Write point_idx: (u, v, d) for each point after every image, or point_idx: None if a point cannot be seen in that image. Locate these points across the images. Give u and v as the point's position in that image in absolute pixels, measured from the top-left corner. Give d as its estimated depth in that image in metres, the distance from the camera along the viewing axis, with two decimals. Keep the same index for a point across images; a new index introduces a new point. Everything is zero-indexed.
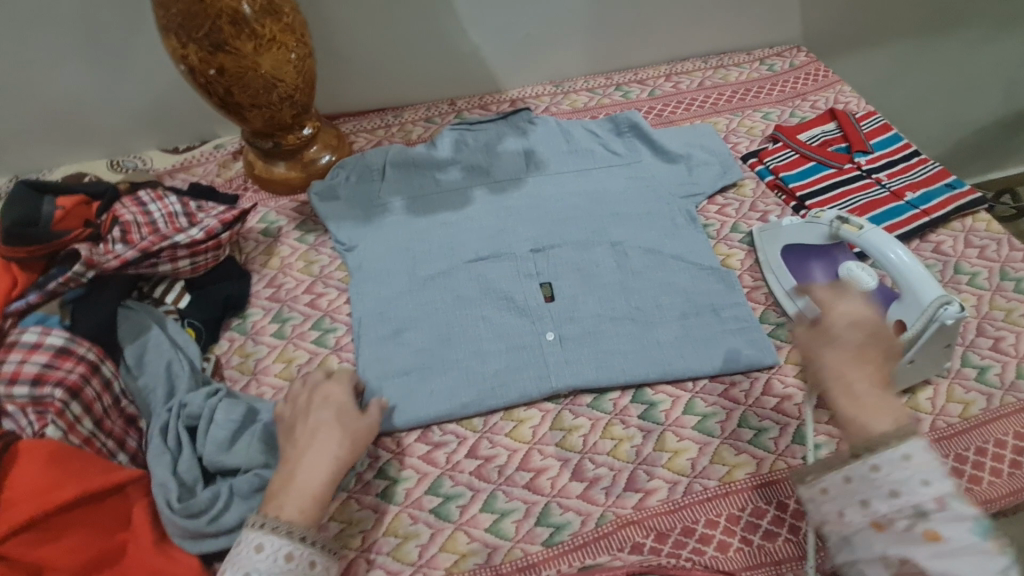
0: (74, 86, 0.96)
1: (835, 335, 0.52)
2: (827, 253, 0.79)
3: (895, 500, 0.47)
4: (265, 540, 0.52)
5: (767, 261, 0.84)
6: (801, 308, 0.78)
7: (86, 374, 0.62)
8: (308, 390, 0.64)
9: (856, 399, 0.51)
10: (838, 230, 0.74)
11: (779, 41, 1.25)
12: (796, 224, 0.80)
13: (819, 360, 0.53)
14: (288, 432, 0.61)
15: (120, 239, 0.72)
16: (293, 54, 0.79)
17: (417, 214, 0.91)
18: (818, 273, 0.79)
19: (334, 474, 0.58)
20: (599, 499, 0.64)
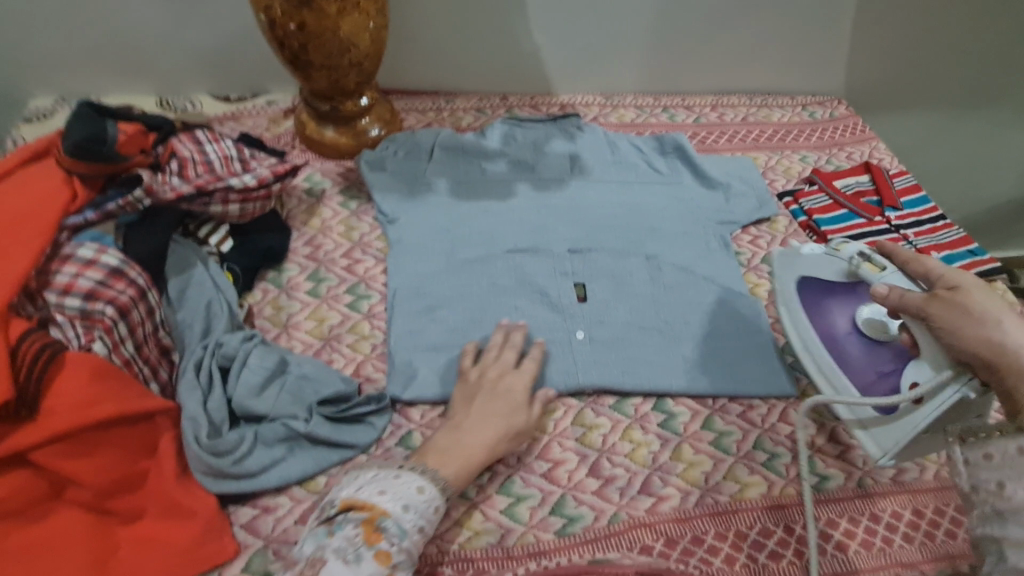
0: (141, 19, 0.97)
1: (976, 303, 0.55)
2: (848, 294, 0.74)
3: None
4: (427, 485, 0.57)
5: (780, 293, 0.78)
6: (810, 352, 0.74)
7: (135, 298, 0.63)
8: (497, 364, 0.69)
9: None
10: (855, 267, 0.69)
11: (822, 91, 1.29)
12: (816, 254, 0.74)
13: (987, 325, 0.54)
14: (469, 396, 0.67)
15: (177, 173, 0.74)
16: (372, 23, 0.81)
17: (461, 198, 0.92)
18: (836, 315, 0.74)
19: (488, 451, 0.62)
20: (614, 498, 0.65)
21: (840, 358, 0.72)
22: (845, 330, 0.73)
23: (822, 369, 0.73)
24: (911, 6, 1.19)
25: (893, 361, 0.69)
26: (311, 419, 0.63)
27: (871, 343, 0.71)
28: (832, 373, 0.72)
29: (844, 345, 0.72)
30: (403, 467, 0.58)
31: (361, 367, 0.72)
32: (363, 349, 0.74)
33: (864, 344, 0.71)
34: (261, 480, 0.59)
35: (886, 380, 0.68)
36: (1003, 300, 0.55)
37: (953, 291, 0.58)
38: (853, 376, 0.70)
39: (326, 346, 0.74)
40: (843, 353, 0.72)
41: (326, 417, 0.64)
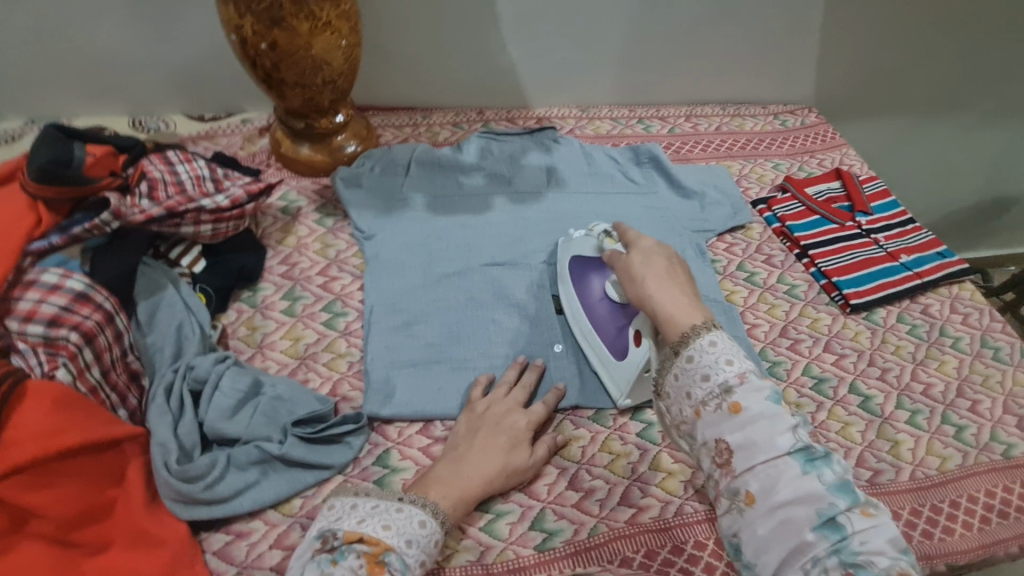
0: (112, 40, 0.96)
1: (635, 268, 0.67)
2: (600, 265, 0.78)
3: (706, 383, 0.57)
4: (428, 519, 0.57)
5: (561, 272, 0.82)
6: (575, 319, 0.78)
7: (101, 323, 0.62)
8: (505, 401, 0.69)
9: (674, 301, 0.63)
10: (600, 245, 0.79)
11: (792, 100, 1.31)
12: (580, 236, 0.82)
13: (634, 282, 0.67)
14: (474, 428, 0.66)
15: (147, 194, 0.74)
16: (344, 41, 0.82)
17: (437, 212, 0.92)
18: (593, 282, 0.77)
19: (484, 489, 0.62)
20: (593, 511, 0.65)
21: (593, 321, 0.76)
22: (599, 296, 0.76)
23: (584, 335, 0.77)
24: (876, 17, 1.22)
25: (630, 318, 0.73)
26: (285, 441, 0.62)
27: (617, 305, 0.74)
28: (587, 334, 0.76)
29: (597, 308, 0.76)
30: (404, 500, 0.58)
31: (337, 386, 0.72)
32: (339, 367, 0.73)
33: (611, 305, 0.75)
34: (234, 505, 0.58)
35: (624, 338, 0.73)
36: (654, 258, 0.68)
37: (625, 258, 0.69)
38: (603, 338, 0.75)
39: (301, 365, 0.73)
40: (596, 316, 0.76)
41: (301, 438, 0.63)
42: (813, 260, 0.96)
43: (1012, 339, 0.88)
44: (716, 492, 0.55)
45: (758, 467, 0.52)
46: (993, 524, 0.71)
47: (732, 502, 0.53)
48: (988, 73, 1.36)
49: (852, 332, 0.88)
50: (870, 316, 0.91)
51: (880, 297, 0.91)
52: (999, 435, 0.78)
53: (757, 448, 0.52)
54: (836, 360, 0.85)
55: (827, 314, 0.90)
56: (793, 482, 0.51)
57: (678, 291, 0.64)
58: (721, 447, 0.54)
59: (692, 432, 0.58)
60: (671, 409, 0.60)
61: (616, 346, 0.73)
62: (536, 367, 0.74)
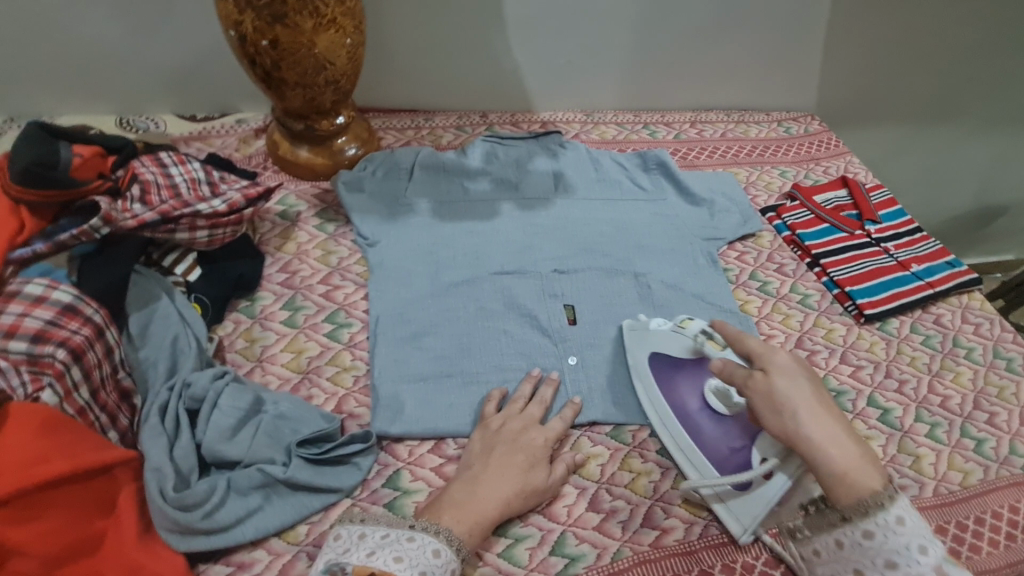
0: (99, 33, 0.91)
1: (780, 396, 0.56)
2: (693, 369, 0.70)
3: (891, 573, 0.50)
4: (443, 547, 0.53)
5: (637, 370, 0.73)
6: (668, 427, 0.68)
7: (91, 337, 0.57)
8: (521, 417, 0.66)
9: (842, 450, 0.53)
10: (701, 344, 0.69)
11: (795, 107, 1.31)
12: (665, 329, 0.73)
13: (786, 416, 0.55)
14: (488, 446, 0.63)
15: (139, 199, 0.70)
16: (349, 39, 0.78)
17: (443, 218, 0.88)
18: (685, 391, 0.69)
19: (500, 512, 0.58)
20: (616, 533, 0.62)
21: (694, 437, 0.66)
22: (696, 408, 0.68)
23: (685, 454, 0.66)
24: (878, 25, 1.22)
25: (741, 437, 0.65)
26: (290, 463, 0.58)
27: (721, 419, 0.66)
28: (691, 456, 0.66)
29: (698, 422, 0.67)
30: (416, 527, 0.54)
31: (343, 402, 0.68)
32: (344, 382, 0.69)
33: (713, 419, 0.67)
34: (236, 534, 0.54)
35: (739, 459, 0.64)
36: (799, 380, 0.57)
37: (761, 377, 0.58)
38: (709, 458, 0.65)
39: (304, 380, 0.69)
40: (698, 432, 0.67)
41: (307, 459, 0.59)
42: (825, 269, 0.95)
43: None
44: None
45: None
46: (1019, 541, 0.69)
47: None
48: (983, 81, 1.37)
49: (867, 343, 0.87)
50: (884, 327, 0.89)
51: (893, 307, 0.90)
52: (1018, 448, 0.77)
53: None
54: (853, 371, 0.83)
55: (841, 325, 0.89)
56: None
57: (844, 437, 0.54)
58: None
59: None
60: (812, 565, 0.56)
61: (732, 474, 0.63)
62: (552, 382, 0.71)
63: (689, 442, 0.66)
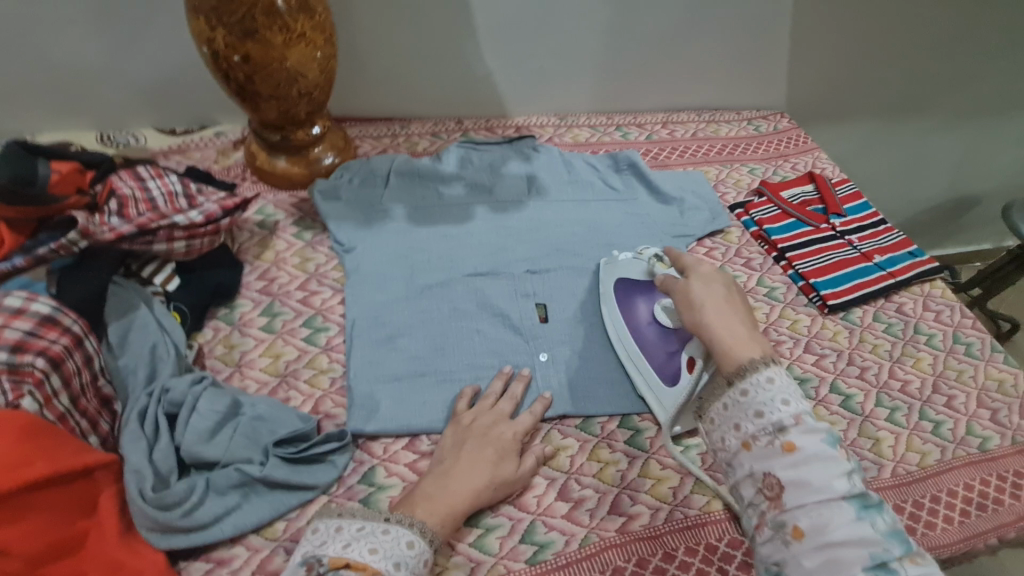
0: (77, 52, 0.94)
1: (693, 294, 0.66)
2: (647, 290, 0.79)
3: (759, 420, 0.56)
4: (416, 539, 0.55)
5: (603, 292, 0.83)
6: (619, 338, 0.78)
7: (69, 347, 0.60)
8: (492, 412, 0.68)
9: (733, 331, 0.61)
10: (653, 267, 0.80)
11: (765, 106, 1.34)
12: (628, 259, 0.84)
13: (692, 309, 0.65)
14: (460, 441, 0.65)
15: (117, 213, 0.73)
16: (320, 52, 0.81)
17: (418, 223, 0.91)
18: (639, 306, 0.79)
19: (471, 503, 0.60)
20: (584, 521, 0.64)
21: (639, 344, 0.76)
22: (645, 319, 0.77)
23: (631, 357, 0.76)
24: (841, 24, 1.25)
25: (679, 344, 0.74)
26: (267, 463, 0.60)
27: (665, 329, 0.75)
28: (636, 360, 0.76)
29: (645, 332, 0.76)
30: (390, 520, 0.56)
31: (320, 404, 0.70)
32: (321, 384, 0.72)
33: (659, 329, 0.76)
34: (215, 532, 0.56)
35: (673, 363, 0.73)
36: (713, 287, 0.67)
37: (682, 284, 0.68)
38: (652, 362, 0.75)
39: (282, 383, 0.71)
40: (643, 339, 0.76)
41: (283, 458, 0.62)
42: (791, 263, 0.98)
43: (982, 334, 0.91)
44: (757, 521, 0.55)
45: (808, 506, 0.51)
46: (973, 517, 0.72)
47: (776, 534, 0.52)
48: (947, 75, 1.41)
49: (831, 332, 0.90)
50: (847, 316, 0.93)
51: (856, 297, 0.93)
52: (974, 429, 0.80)
53: (809, 486, 0.52)
54: (817, 360, 0.86)
55: (806, 316, 0.92)
56: (846, 524, 0.50)
57: (738, 323, 0.62)
58: (770, 481, 0.54)
59: (735, 461, 0.58)
60: (710, 434, 0.61)
61: (668, 374, 0.73)
62: (522, 378, 0.73)
63: (636, 349, 0.76)
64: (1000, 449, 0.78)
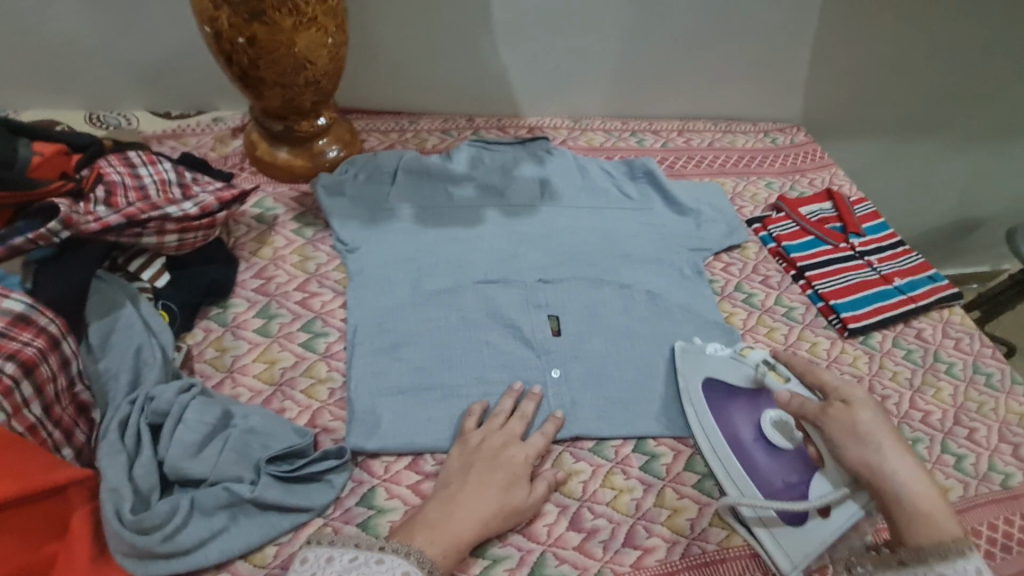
0: (68, 25, 0.88)
1: (864, 429, 0.54)
2: (751, 400, 0.70)
3: None
4: (413, 569, 0.50)
5: (687, 391, 0.73)
6: (717, 456, 0.67)
7: (44, 349, 0.55)
8: (502, 433, 0.64)
9: (923, 492, 0.51)
10: (760, 374, 0.70)
11: (782, 118, 1.31)
12: (724, 357, 0.73)
13: (870, 452, 0.53)
14: (467, 464, 0.61)
15: (104, 202, 0.67)
16: (331, 39, 0.76)
17: (426, 224, 0.86)
18: (739, 420, 0.69)
19: (478, 534, 0.56)
20: (597, 553, 0.60)
21: (748, 467, 0.66)
22: (751, 438, 0.67)
23: (730, 477, 0.66)
24: (863, 39, 1.22)
25: (798, 472, 0.63)
26: (258, 481, 0.56)
27: (777, 452, 0.65)
28: (742, 486, 0.65)
29: (751, 454, 0.66)
30: (386, 549, 0.52)
31: (317, 416, 0.65)
32: (319, 395, 0.67)
33: (769, 452, 0.66)
34: (198, 558, 0.52)
35: (792, 495, 0.63)
36: (885, 419, 0.55)
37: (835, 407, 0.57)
38: (763, 491, 0.64)
39: (277, 392, 0.66)
40: (751, 462, 0.66)
41: (275, 476, 0.57)
42: (810, 282, 0.95)
43: (1002, 364, 0.88)
44: None
45: None
46: (997, 559, 0.69)
47: None
48: (962, 98, 1.39)
49: (850, 357, 0.87)
50: (866, 341, 0.89)
51: (877, 321, 0.90)
52: (997, 465, 0.77)
53: None
54: None
55: (825, 339, 0.89)
56: None
57: (922, 477, 0.52)
58: None
59: None
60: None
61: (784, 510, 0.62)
62: (534, 397, 0.69)
63: (742, 473, 0.65)
64: (1023, 487, 0.75)
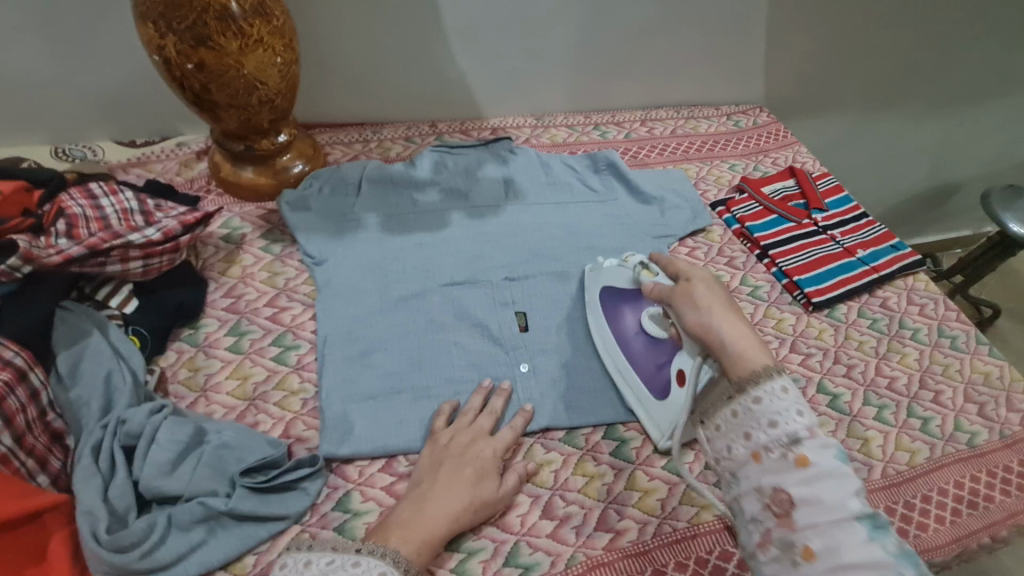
0: (25, 63, 0.89)
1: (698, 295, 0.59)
2: (635, 298, 0.75)
3: (772, 430, 0.49)
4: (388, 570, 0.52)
5: (589, 302, 0.81)
6: (607, 351, 0.76)
7: (11, 381, 0.56)
8: (470, 429, 0.66)
9: (743, 336, 0.55)
10: (637, 275, 0.74)
11: (743, 100, 1.33)
12: (613, 266, 0.79)
13: (701, 312, 0.58)
14: (437, 462, 0.63)
15: (65, 234, 0.68)
16: (280, 58, 0.77)
17: (392, 231, 0.88)
18: (626, 317, 0.76)
19: (450, 530, 0.58)
20: (569, 539, 0.62)
21: (628, 355, 0.73)
22: (634, 330, 0.74)
23: (616, 366, 0.75)
24: (817, 17, 1.24)
25: (668, 354, 0.70)
26: (233, 495, 0.57)
27: (655, 339, 0.72)
28: (625, 373, 0.73)
29: (633, 344, 0.74)
30: (362, 552, 0.53)
31: (291, 427, 0.67)
32: (293, 406, 0.69)
33: (648, 340, 0.73)
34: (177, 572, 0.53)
35: (662, 374, 0.70)
36: (720, 288, 0.60)
37: (683, 285, 0.62)
38: (640, 374, 0.72)
39: (251, 407, 0.68)
40: (631, 350, 0.74)
41: (251, 488, 0.59)
42: (774, 260, 0.96)
43: (966, 326, 0.90)
44: (759, 537, 0.48)
45: (822, 526, 0.44)
46: (965, 516, 0.71)
47: (783, 554, 0.46)
48: (921, 67, 1.41)
49: (816, 330, 0.89)
50: (832, 313, 0.91)
51: (841, 294, 0.92)
52: (962, 425, 0.79)
53: (823, 505, 0.45)
54: (804, 359, 0.85)
55: (791, 314, 0.91)
56: (859, 547, 0.43)
57: (745, 326, 0.56)
58: (780, 496, 0.47)
59: (740, 472, 0.51)
60: (714, 441, 0.53)
61: (656, 385, 0.70)
62: (503, 392, 0.71)
63: (624, 361, 0.74)
64: (988, 444, 0.77)
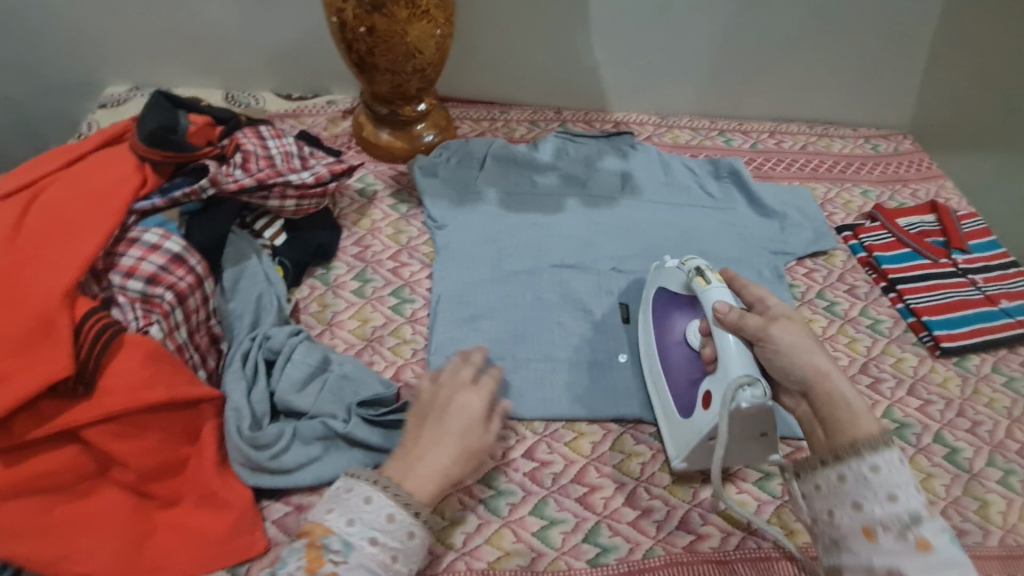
0: (218, 16, 1.01)
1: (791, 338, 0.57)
2: (688, 306, 0.70)
3: (891, 505, 0.47)
4: (373, 493, 0.53)
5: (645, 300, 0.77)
6: (648, 356, 0.73)
7: (192, 285, 0.66)
8: (452, 381, 0.61)
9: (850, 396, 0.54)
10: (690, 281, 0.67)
11: (886, 124, 1.24)
12: (671, 265, 0.72)
13: (805, 359, 0.56)
14: (420, 416, 0.59)
15: (240, 166, 0.76)
16: (439, 30, 0.82)
17: (510, 208, 0.91)
18: (675, 323, 0.71)
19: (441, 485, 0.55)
20: (650, 531, 0.62)
21: (666, 366, 0.69)
22: (679, 339, 0.69)
23: (654, 373, 0.71)
24: None
25: (702, 371, 0.65)
26: (350, 421, 0.62)
27: (694, 352, 0.67)
28: (659, 381, 0.70)
29: (672, 353, 0.69)
30: (353, 477, 0.55)
31: (401, 372, 0.72)
32: (404, 353, 0.74)
33: (688, 352, 0.68)
34: (296, 477, 0.60)
35: (692, 393, 0.65)
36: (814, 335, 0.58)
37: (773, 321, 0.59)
38: (671, 386, 0.68)
39: (368, 347, 0.74)
40: (669, 360, 0.69)
41: (365, 419, 0.63)
42: (901, 296, 0.90)
43: None
44: None
45: None
46: None
47: None
48: None
49: (940, 377, 0.82)
50: (961, 362, 0.84)
51: (974, 343, 0.84)
52: None
53: None
54: (921, 405, 0.79)
55: (913, 355, 0.84)
56: None
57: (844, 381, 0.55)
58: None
59: (844, 542, 0.50)
60: (811, 501, 0.53)
61: (684, 403, 0.66)
62: (483, 352, 0.66)
63: (659, 370, 0.70)
64: None
